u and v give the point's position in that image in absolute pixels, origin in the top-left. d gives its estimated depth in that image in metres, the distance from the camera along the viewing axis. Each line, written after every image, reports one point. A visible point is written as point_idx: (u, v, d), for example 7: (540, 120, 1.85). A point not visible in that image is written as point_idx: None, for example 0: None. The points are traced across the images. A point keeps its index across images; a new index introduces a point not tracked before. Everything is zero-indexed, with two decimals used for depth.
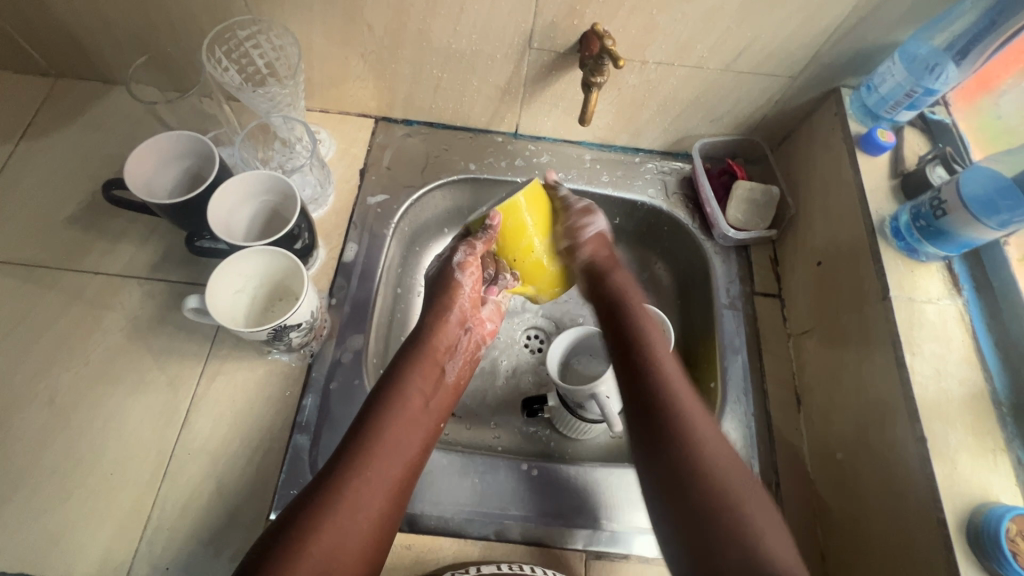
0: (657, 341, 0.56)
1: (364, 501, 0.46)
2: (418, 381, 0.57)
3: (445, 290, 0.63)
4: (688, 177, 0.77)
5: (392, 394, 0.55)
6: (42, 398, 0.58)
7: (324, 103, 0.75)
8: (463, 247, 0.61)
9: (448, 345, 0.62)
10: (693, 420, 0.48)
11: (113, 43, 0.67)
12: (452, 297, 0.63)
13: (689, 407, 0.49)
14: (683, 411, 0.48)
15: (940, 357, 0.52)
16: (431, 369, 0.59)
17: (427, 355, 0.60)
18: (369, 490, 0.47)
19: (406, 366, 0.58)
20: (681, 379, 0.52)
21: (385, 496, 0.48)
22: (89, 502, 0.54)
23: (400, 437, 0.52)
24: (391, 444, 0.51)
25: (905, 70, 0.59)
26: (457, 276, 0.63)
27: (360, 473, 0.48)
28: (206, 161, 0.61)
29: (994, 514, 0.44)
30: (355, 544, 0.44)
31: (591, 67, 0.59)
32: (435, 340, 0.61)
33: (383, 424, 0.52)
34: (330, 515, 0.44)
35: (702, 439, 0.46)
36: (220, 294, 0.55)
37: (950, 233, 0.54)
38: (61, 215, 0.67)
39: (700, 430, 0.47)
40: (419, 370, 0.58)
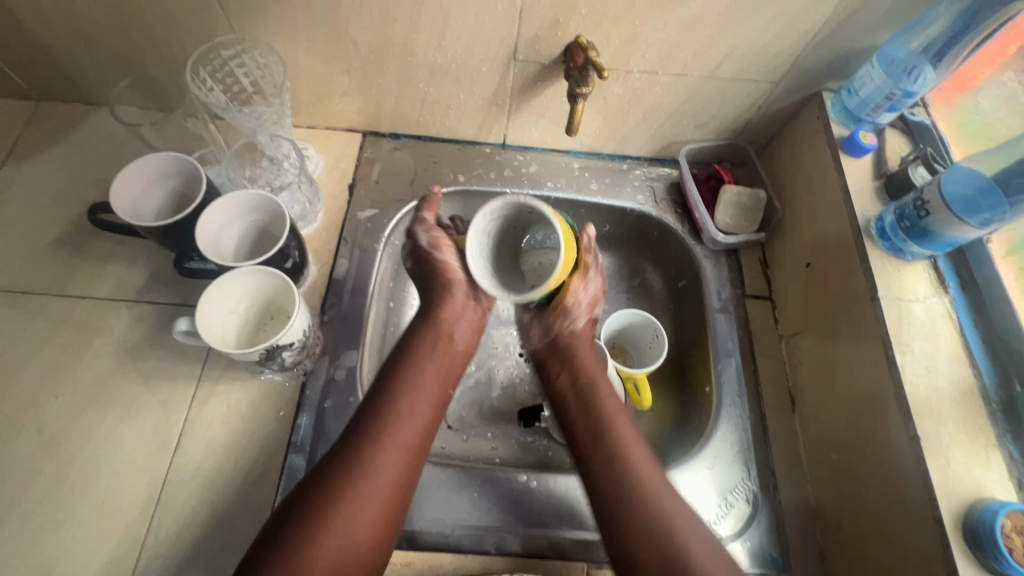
0: (608, 398, 0.57)
1: (382, 468, 0.48)
2: (430, 351, 0.58)
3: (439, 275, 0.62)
4: (676, 183, 0.78)
5: (408, 363, 0.56)
6: (30, 427, 0.57)
7: (311, 119, 0.75)
8: (419, 229, 0.62)
9: (459, 317, 0.61)
10: (644, 477, 0.51)
11: (95, 65, 0.66)
12: (445, 277, 0.61)
13: (641, 457, 0.52)
14: (630, 458, 0.52)
15: (929, 355, 0.53)
16: (440, 347, 0.59)
17: (439, 326, 0.60)
18: (388, 454, 0.49)
19: (417, 341, 0.58)
20: (631, 436, 0.54)
21: (402, 461, 0.50)
22: (81, 531, 0.53)
23: (415, 404, 0.53)
24: (407, 408, 0.53)
25: (884, 73, 0.60)
26: (435, 257, 0.61)
27: (377, 438, 0.50)
28: (192, 181, 0.60)
29: (988, 510, 0.44)
30: (375, 509, 0.47)
31: (577, 77, 0.60)
32: (447, 314, 0.61)
33: (398, 390, 0.53)
34: (349, 481, 0.47)
35: (654, 489, 0.50)
36: (211, 315, 0.55)
37: (935, 232, 0.55)
38: (46, 239, 0.66)
39: (654, 482, 0.51)
40: (428, 348, 0.58)
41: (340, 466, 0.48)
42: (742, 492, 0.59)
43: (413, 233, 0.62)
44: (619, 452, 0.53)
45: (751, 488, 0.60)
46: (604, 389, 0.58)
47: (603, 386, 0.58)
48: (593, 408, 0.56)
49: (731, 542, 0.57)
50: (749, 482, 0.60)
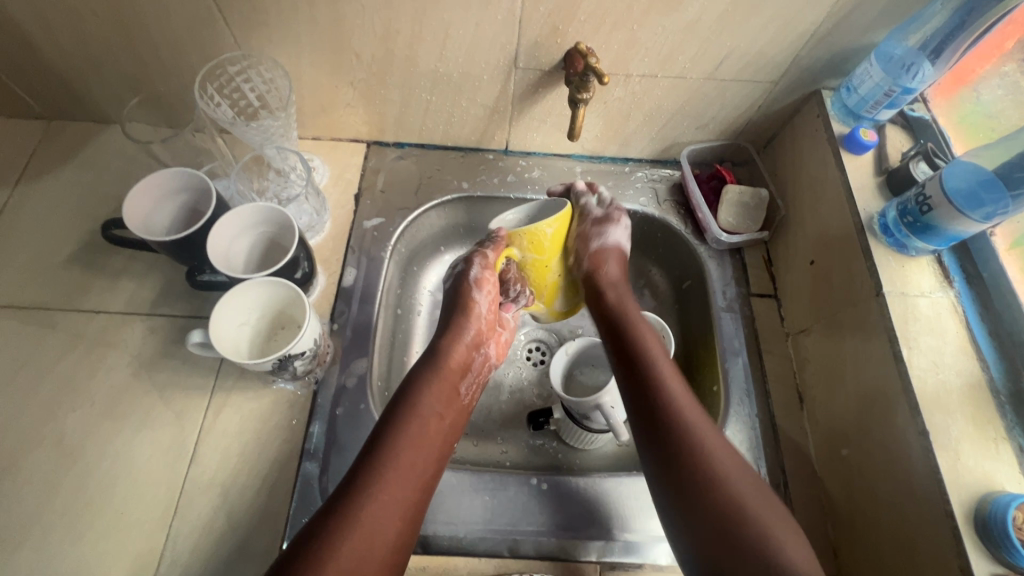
0: (677, 391, 0.55)
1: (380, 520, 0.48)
2: (433, 401, 0.58)
3: (463, 312, 0.64)
4: (678, 184, 0.79)
5: (412, 409, 0.56)
6: (49, 441, 0.58)
7: (316, 131, 0.76)
8: (477, 260, 0.63)
9: (462, 366, 0.63)
10: (717, 459, 0.50)
11: (105, 84, 0.68)
12: (469, 315, 0.64)
13: (717, 452, 0.50)
14: (704, 449, 0.50)
15: (936, 349, 0.53)
16: (445, 388, 0.60)
17: (443, 374, 0.60)
18: (386, 505, 0.49)
19: (422, 384, 0.59)
20: (709, 427, 0.53)
21: (400, 513, 0.49)
22: (101, 541, 0.54)
23: (415, 458, 0.53)
24: (408, 461, 0.52)
25: (882, 70, 0.61)
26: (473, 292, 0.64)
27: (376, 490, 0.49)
28: (202, 196, 0.61)
29: (1000, 503, 0.44)
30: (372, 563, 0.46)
31: (577, 83, 0.60)
32: (449, 361, 0.61)
33: (396, 441, 0.53)
34: (346, 532, 0.46)
35: (730, 483, 0.48)
36: (224, 327, 0.56)
37: (938, 227, 0.55)
38: (60, 256, 0.67)
39: (727, 477, 0.49)
40: (434, 389, 0.59)
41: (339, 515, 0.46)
42: None
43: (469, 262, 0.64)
44: (692, 445, 0.51)
45: None
46: (674, 385, 0.56)
47: (668, 380, 0.56)
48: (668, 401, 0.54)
49: None
50: (759, 480, 0.60)
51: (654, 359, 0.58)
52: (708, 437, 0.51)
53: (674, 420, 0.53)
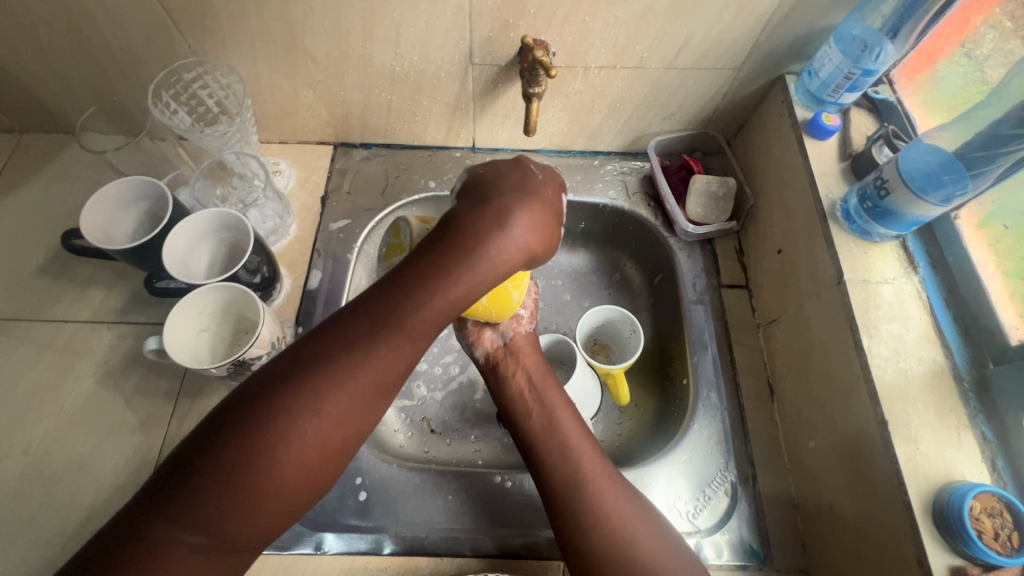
0: (570, 432, 0.55)
1: (322, 426, 0.39)
2: (459, 293, 0.43)
3: (490, 215, 0.45)
4: (648, 175, 0.78)
5: (428, 297, 0.42)
6: (17, 449, 0.59)
7: (282, 135, 0.76)
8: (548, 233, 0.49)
9: (504, 267, 0.45)
10: (603, 490, 0.50)
11: (68, 94, 0.68)
12: (517, 191, 0.47)
13: (606, 487, 0.51)
14: (588, 484, 0.51)
15: (898, 337, 0.51)
16: (467, 288, 0.43)
17: (477, 259, 0.43)
18: (341, 407, 0.39)
19: (452, 264, 0.43)
20: (597, 465, 0.52)
21: (348, 429, 0.40)
22: (66, 547, 0.55)
23: (390, 361, 0.41)
24: (385, 364, 0.41)
25: (841, 54, 0.59)
26: (533, 177, 0.49)
27: (334, 390, 0.39)
28: (161, 204, 0.62)
29: (957, 493, 0.43)
30: (297, 467, 0.38)
31: (528, 77, 0.59)
32: (492, 249, 0.44)
33: (384, 336, 0.41)
34: (284, 425, 0.38)
35: (613, 512, 0.49)
36: (180, 333, 0.56)
37: (897, 212, 0.53)
38: (30, 266, 0.68)
39: (613, 505, 0.50)
40: (470, 284, 0.43)
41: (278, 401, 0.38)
42: (721, 484, 0.59)
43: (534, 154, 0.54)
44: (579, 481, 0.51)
45: (730, 479, 0.59)
46: (568, 425, 0.55)
47: (562, 420, 0.56)
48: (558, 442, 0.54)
49: (709, 535, 0.56)
50: (727, 473, 0.59)
51: (550, 402, 0.57)
52: (592, 469, 0.52)
53: (561, 456, 0.53)
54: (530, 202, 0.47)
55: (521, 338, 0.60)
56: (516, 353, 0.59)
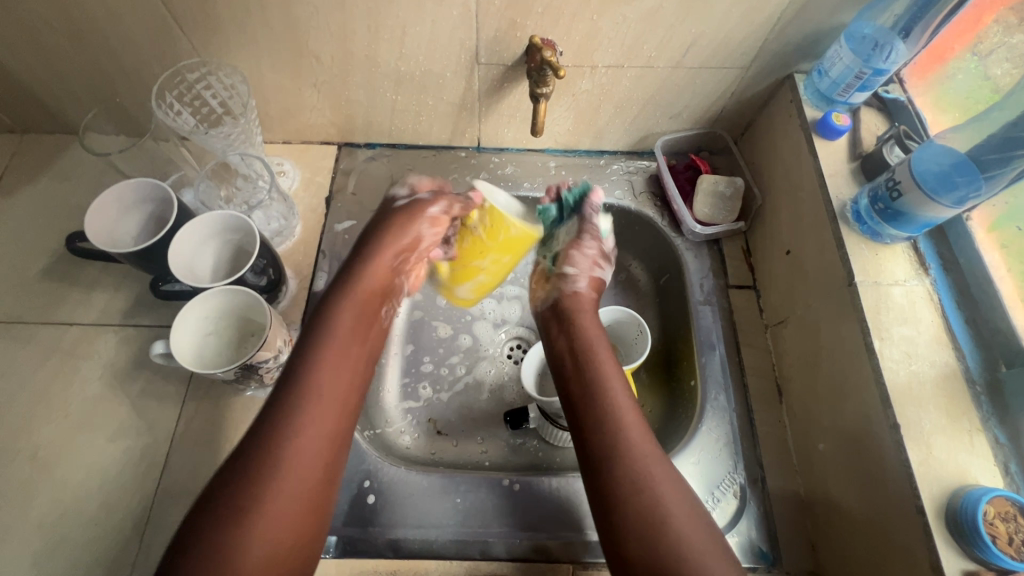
0: (624, 411, 0.53)
1: (301, 465, 0.45)
2: (349, 320, 0.56)
3: (403, 226, 0.63)
4: (655, 175, 0.77)
5: (325, 335, 0.53)
6: (24, 453, 0.58)
7: (286, 135, 0.76)
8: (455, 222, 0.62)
9: (381, 287, 0.61)
10: (652, 474, 0.49)
11: (70, 95, 0.68)
12: (390, 235, 0.62)
13: (648, 456, 0.50)
14: (635, 466, 0.49)
15: (910, 339, 0.51)
16: (365, 312, 0.58)
17: (355, 297, 0.58)
18: (308, 441, 0.46)
19: (335, 306, 0.56)
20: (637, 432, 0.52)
21: (311, 481, 0.45)
22: (74, 552, 0.54)
23: (336, 386, 0.50)
24: (324, 396, 0.49)
25: (852, 52, 0.59)
26: (401, 219, 0.63)
27: (292, 431, 0.46)
28: (165, 206, 0.61)
29: (971, 497, 0.43)
30: (299, 503, 0.44)
31: (535, 77, 0.59)
32: (368, 282, 0.60)
33: (322, 367, 0.51)
34: (270, 473, 0.44)
35: (654, 481, 0.48)
36: (187, 336, 0.56)
37: (909, 214, 0.53)
38: (34, 269, 0.68)
39: (659, 490, 0.48)
40: (352, 313, 0.56)
41: (252, 461, 0.44)
42: (729, 487, 0.58)
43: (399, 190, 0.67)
44: (630, 462, 0.49)
45: (738, 481, 0.59)
46: (621, 401, 0.54)
47: (617, 398, 0.54)
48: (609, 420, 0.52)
49: None
50: (736, 475, 0.59)
51: (610, 380, 0.56)
52: (633, 435, 0.51)
53: (605, 435, 0.51)
54: (412, 226, 0.63)
55: (591, 283, 0.66)
56: (571, 326, 0.62)
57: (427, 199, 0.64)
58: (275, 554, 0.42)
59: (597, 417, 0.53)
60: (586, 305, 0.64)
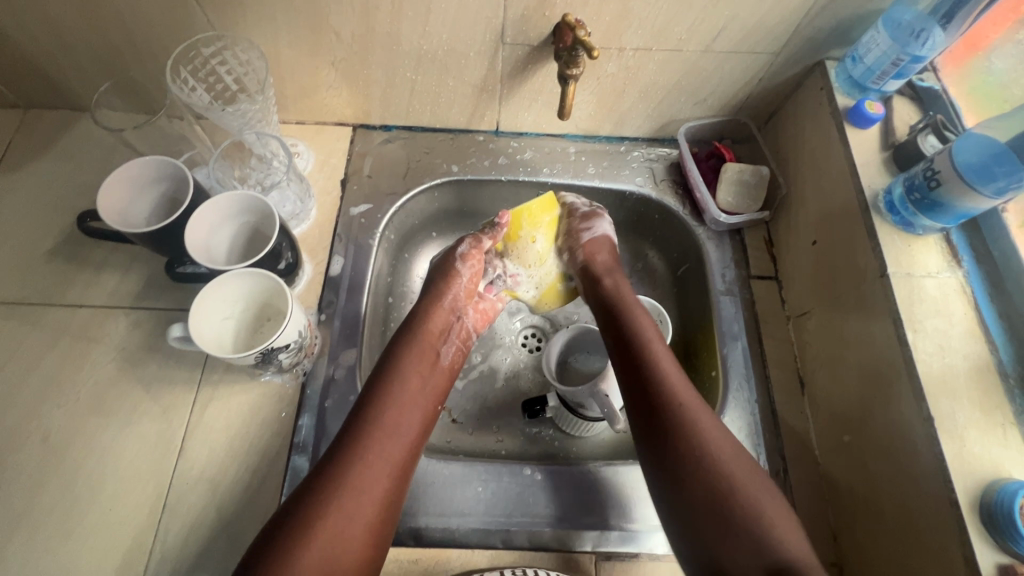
0: (674, 375, 0.54)
1: (362, 498, 0.47)
2: (413, 364, 0.57)
3: (443, 277, 0.66)
4: (676, 163, 0.76)
5: (391, 378, 0.55)
6: (35, 437, 0.57)
7: (300, 115, 0.74)
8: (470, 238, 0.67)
9: (441, 328, 0.62)
10: (715, 441, 0.49)
11: (77, 68, 0.65)
12: (448, 285, 0.65)
13: (710, 424, 0.50)
14: (701, 435, 0.49)
15: (943, 332, 0.51)
16: (427, 355, 0.59)
17: (421, 339, 0.60)
18: (371, 474, 0.48)
19: (401, 350, 0.58)
20: (695, 402, 0.52)
21: (372, 515, 0.47)
22: (89, 538, 0.53)
23: (399, 422, 0.53)
24: (390, 433, 0.51)
25: (890, 39, 0.57)
26: (457, 267, 0.66)
27: (357, 465, 0.48)
28: (181, 186, 0.59)
29: (1007, 491, 0.43)
30: (358, 529, 0.46)
31: (566, 58, 0.57)
32: (429, 324, 0.62)
33: (387, 405, 0.53)
34: (333, 500, 0.46)
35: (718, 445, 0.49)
36: (205, 322, 0.54)
37: (946, 204, 0.52)
38: (41, 248, 0.66)
39: (722, 456, 0.48)
40: (414, 356, 0.58)
41: (319, 492, 0.46)
42: None
43: (460, 239, 0.68)
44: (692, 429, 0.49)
45: None
46: (669, 369, 0.54)
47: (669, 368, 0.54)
48: (663, 391, 0.52)
49: None
50: (758, 467, 0.59)
51: (656, 353, 0.55)
52: (687, 400, 0.52)
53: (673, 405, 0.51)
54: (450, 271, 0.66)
55: (536, 321, 0.67)
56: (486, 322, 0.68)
57: (466, 249, 0.66)
58: None
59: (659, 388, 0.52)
60: (518, 332, 0.68)
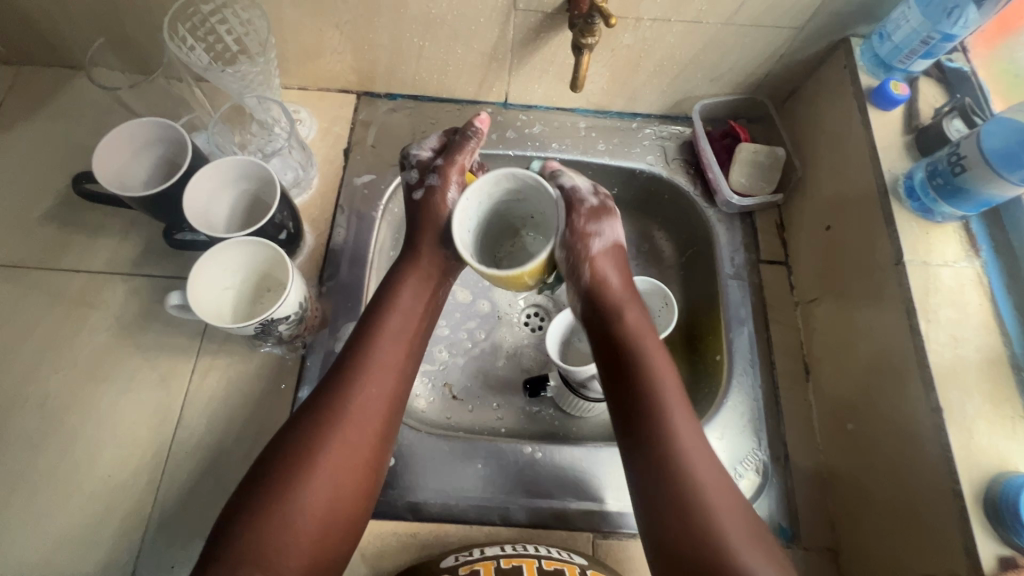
0: (667, 380, 0.49)
1: (354, 435, 0.47)
2: (407, 301, 0.55)
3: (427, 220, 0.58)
4: (689, 141, 0.73)
5: (381, 314, 0.54)
6: (32, 402, 0.57)
7: (303, 80, 0.71)
8: (452, 173, 0.58)
9: (442, 271, 0.58)
10: (691, 455, 0.46)
11: (70, 23, 0.63)
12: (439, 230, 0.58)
13: (696, 450, 0.46)
14: (682, 454, 0.46)
15: (956, 322, 0.50)
16: (423, 289, 0.56)
17: (417, 272, 0.57)
18: (365, 406, 0.48)
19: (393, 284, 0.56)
20: (684, 417, 0.47)
21: (364, 454, 0.47)
22: (88, 503, 0.53)
23: (390, 360, 0.51)
24: (382, 370, 0.51)
25: (921, 14, 0.55)
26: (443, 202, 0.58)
27: (352, 397, 0.48)
28: (179, 149, 0.58)
29: (1012, 484, 0.42)
30: (357, 458, 0.47)
31: (581, 27, 0.55)
32: (424, 264, 0.57)
33: (376, 341, 0.52)
34: (329, 432, 0.46)
35: (697, 480, 0.45)
36: (204, 290, 0.54)
37: (970, 191, 0.51)
38: (37, 211, 0.64)
39: (700, 476, 0.45)
40: (410, 286, 0.56)
41: (311, 428, 0.46)
42: (752, 462, 0.58)
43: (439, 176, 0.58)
44: (672, 451, 0.46)
45: (762, 458, 0.58)
46: (671, 397, 0.48)
47: (664, 383, 0.49)
48: (655, 407, 0.47)
49: None
50: (759, 452, 0.58)
51: (659, 376, 0.49)
52: (675, 414, 0.47)
53: (663, 443, 0.46)
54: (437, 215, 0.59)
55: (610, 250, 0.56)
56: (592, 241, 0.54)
57: (438, 184, 0.58)
58: (334, 513, 0.45)
59: (648, 407, 0.48)
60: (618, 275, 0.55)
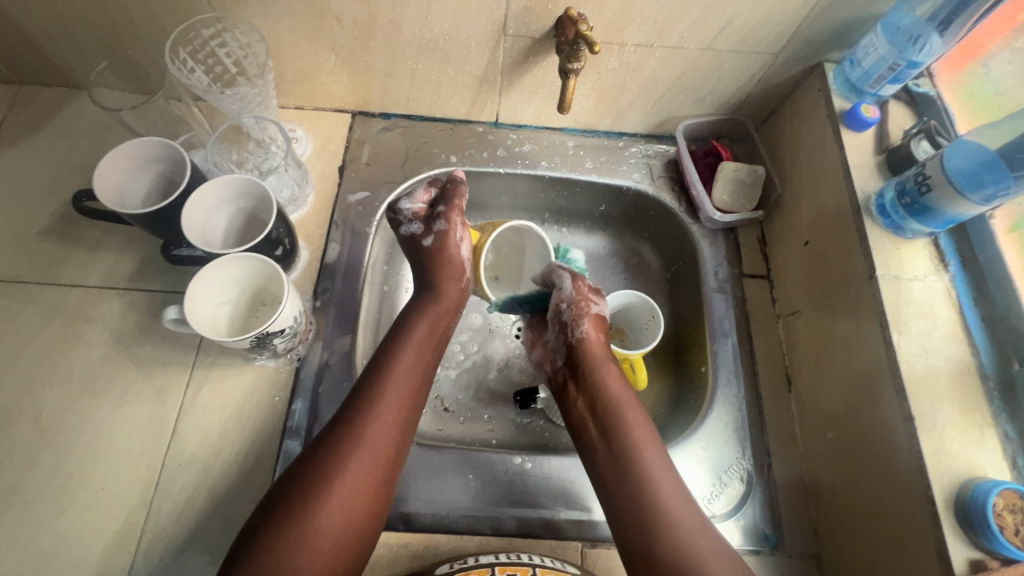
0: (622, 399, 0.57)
1: (373, 450, 0.49)
2: (425, 328, 0.59)
3: (442, 260, 0.64)
4: (673, 160, 0.76)
5: (401, 336, 0.57)
6: (27, 415, 0.57)
7: (299, 100, 0.73)
8: (454, 217, 0.64)
9: (456, 303, 0.63)
10: (651, 465, 0.52)
11: (73, 45, 0.64)
12: (451, 263, 0.64)
13: (651, 456, 0.53)
14: (647, 478, 0.51)
15: (926, 334, 0.52)
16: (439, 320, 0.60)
17: (436, 304, 0.61)
18: (381, 423, 0.50)
19: (413, 316, 0.60)
20: (642, 429, 0.55)
21: (380, 469, 0.49)
22: (82, 516, 0.54)
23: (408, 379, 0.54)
24: (399, 388, 0.53)
25: (888, 43, 0.58)
26: (454, 247, 0.64)
27: (373, 413, 0.50)
28: (178, 167, 0.59)
29: (981, 489, 0.44)
30: (372, 481, 0.48)
31: (568, 52, 0.57)
32: (440, 296, 0.62)
33: (393, 366, 0.54)
34: (349, 448, 0.48)
35: (659, 487, 0.51)
36: (201, 303, 0.55)
37: (935, 209, 0.54)
38: (34, 227, 0.65)
39: (659, 480, 0.51)
40: (427, 320, 0.60)
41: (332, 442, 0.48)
42: (736, 471, 0.59)
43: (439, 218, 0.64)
44: (632, 460, 0.53)
45: (745, 467, 0.60)
46: (653, 460, 0.53)
47: (624, 409, 0.56)
48: (617, 423, 0.55)
49: (724, 520, 0.57)
50: (743, 461, 0.60)
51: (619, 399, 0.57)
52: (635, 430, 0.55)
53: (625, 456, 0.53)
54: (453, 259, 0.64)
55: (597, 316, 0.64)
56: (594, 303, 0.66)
57: (445, 228, 0.64)
58: (348, 528, 0.46)
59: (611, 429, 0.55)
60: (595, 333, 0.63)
